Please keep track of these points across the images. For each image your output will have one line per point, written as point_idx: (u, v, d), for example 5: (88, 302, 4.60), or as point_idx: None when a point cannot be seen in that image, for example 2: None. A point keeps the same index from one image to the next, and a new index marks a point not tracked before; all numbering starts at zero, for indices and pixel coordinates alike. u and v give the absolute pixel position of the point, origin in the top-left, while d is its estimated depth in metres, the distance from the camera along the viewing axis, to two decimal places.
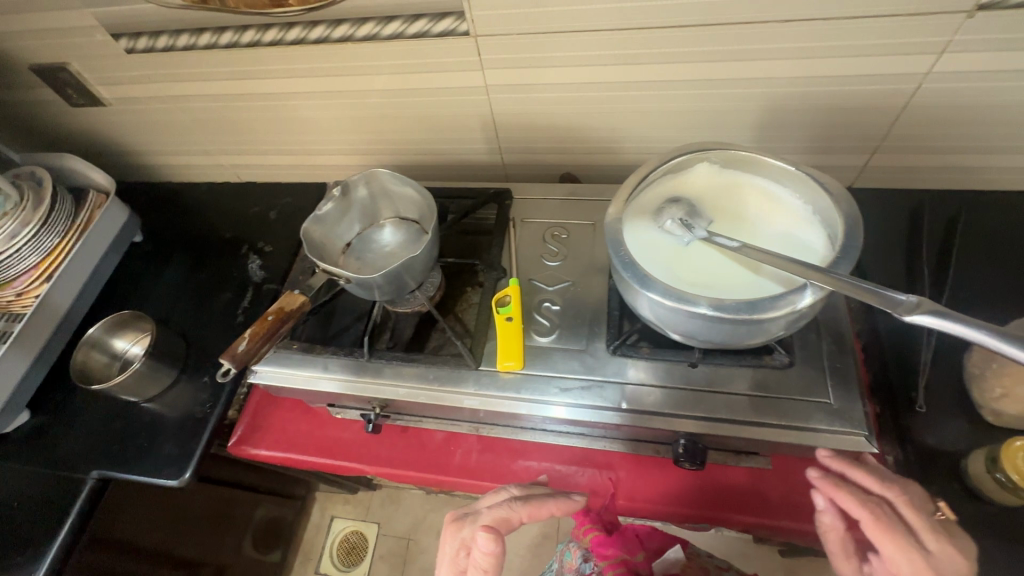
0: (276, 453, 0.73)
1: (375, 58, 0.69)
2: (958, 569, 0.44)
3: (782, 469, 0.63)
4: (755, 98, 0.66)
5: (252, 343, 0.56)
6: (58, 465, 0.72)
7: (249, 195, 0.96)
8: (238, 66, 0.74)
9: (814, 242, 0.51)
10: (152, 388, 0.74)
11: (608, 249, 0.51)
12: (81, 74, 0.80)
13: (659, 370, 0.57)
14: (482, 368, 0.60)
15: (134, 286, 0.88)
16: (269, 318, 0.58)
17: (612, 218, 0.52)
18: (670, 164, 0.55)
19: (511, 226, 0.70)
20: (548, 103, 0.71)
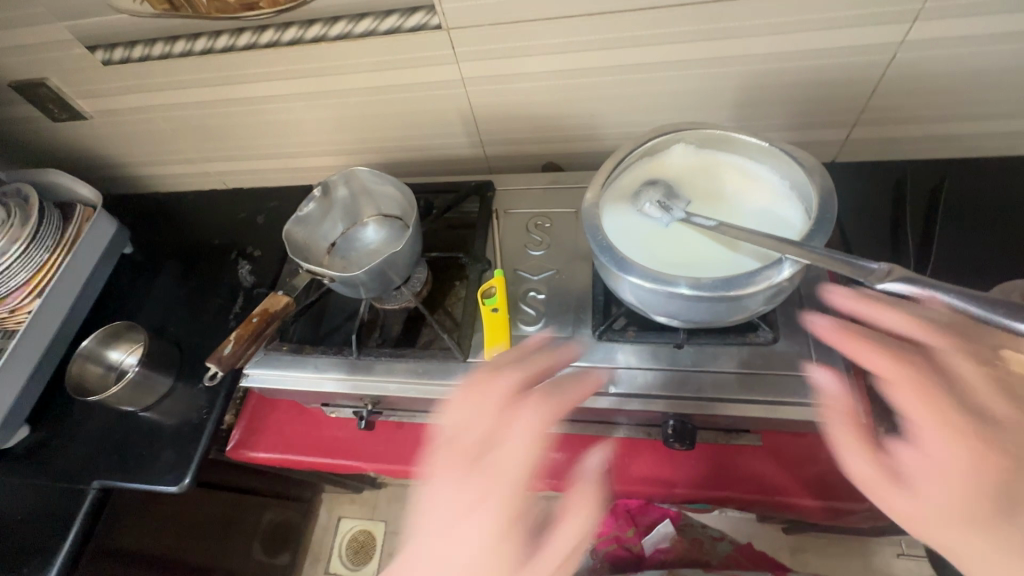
0: (274, 455, 0.74)
1: (351, 57, 0.69)
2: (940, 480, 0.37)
3: (774, 445, 0.63)
4: (732, 78, 0.66)
5: (237, 346, 0.57)
6: (60, 477, 0.73)
7: (236, 202, 0.96)
8: (214, 72, 0.74)
9: (791, 218, 0.51)
10: (147, 397, 0.75)
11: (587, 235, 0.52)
12: (61, 89, 0.80)
13: (645, 353, 0.57)
14: (470, 360, 0.60)
15: (126, 298, 0.89)
16: (254, 320, 0.58)
17: (590, 204, 0.52)
18: (646, 147, 0.55)
19: (494, 218, 0.69)
20: (526, 93, 0.71)
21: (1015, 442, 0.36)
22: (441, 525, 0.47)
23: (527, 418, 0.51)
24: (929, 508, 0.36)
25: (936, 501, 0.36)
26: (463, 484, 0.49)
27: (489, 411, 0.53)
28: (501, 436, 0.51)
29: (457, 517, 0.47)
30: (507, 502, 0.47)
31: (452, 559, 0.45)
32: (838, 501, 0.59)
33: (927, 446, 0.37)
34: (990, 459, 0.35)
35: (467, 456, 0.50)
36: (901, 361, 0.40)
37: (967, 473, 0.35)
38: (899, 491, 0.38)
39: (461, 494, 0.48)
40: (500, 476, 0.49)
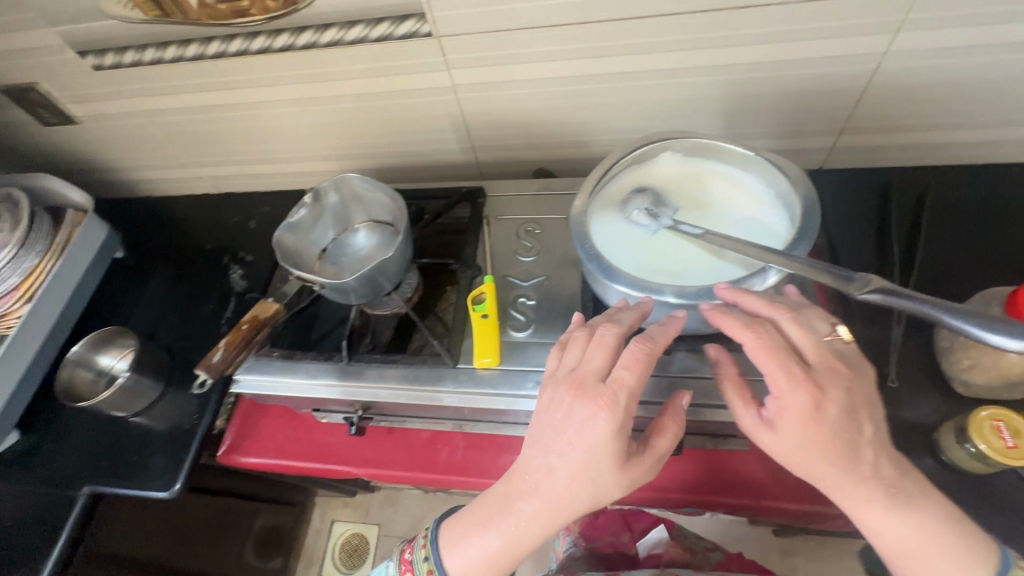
0: (265, 460, 0.74)
1: (343, 63, 0.69)
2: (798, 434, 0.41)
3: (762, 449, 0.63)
4: (720, 86, 0.67)
5: (228, 352, 0.57)
6: (49, 483, 0.73)
7: (228, 206, 0.96)
8: (206, 78, 0.74)
9: (776, 226, 0.51)
10: (138, 402, 0.75)
11: (575, 243, 0.52)
12: (51, 93, 0.80)
13: None
14: (460, 366, 0.60)
15: (118, 303, 0.89)
16: (245, 327, 0.58)
17: (578, 213, 0.53)
18: (634, 155, 0.56)
19: (485, 224, 0.70)
20: (517, 100, 0.71)
21: (862, 430, 0.42)
22: (554, 438, 0.44)
23: (635, 351, 0.44)
24: (791, 447, 0.42)
25: (796, 441, 0.41)
26: (582, 413, 0.44)
27: (595, 347, 0.46)
28: (621, 365, 0.44)
29: (565, 429, 0.44)
30: (627, 422, 0.43)
31: (557, 468, 0.44)
32: (825, 505, 0.59)
33: (790, 402, 0.41)
34: (829, 394, 0.41)
35: (585, 385, 0.45)
36: (807, 339, 0.43)
37: (817, 411, 0.40)
38: (766, 435, 0.43)
39: (588, 416, 0.43)
40: (617, 401, 0.43)
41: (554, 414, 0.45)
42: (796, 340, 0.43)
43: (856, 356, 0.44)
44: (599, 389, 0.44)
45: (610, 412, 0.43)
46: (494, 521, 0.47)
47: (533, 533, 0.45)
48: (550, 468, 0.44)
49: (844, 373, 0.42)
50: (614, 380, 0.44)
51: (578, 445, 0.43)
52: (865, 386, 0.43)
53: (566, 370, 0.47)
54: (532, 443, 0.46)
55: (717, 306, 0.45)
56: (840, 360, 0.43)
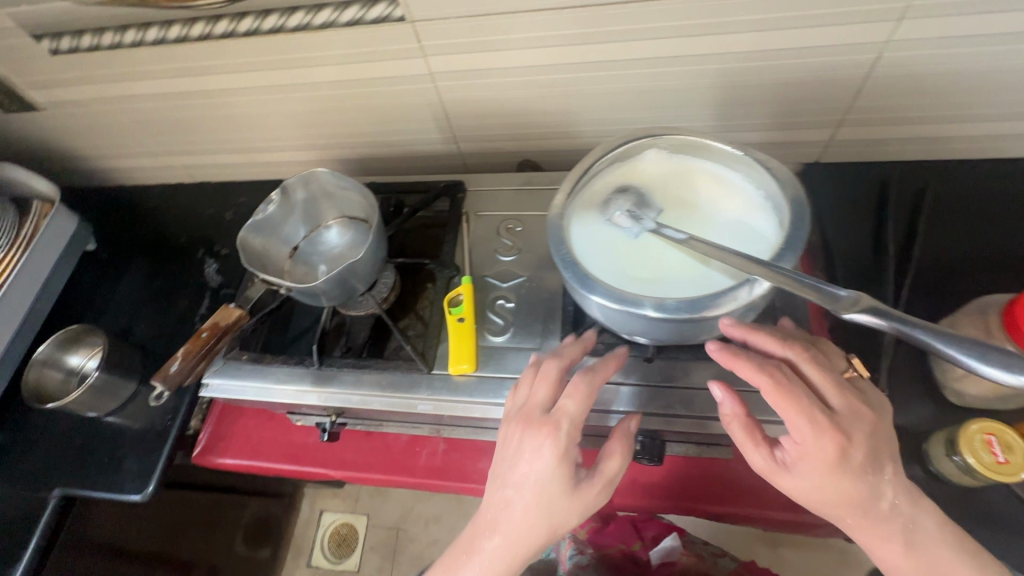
0: (241, 461, 0.72)
1: (313, 49, 0.66)
2: (821, 478, 0.41)
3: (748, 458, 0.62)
4: (711, 76, 0.63)
5: (184, 361, 0.54)
6: (20, 484, 0.71)
7: (203, 196, 0.93)
8: (170, 64, 0.70)
9: (763, 229, 0.48)
10: (110, 403, 0.73)
11: (551, 247, 0.49)
12: (9, 78, 0.75)
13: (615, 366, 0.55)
14: (435, 372, 0.58)
15: (90, 299, 0.86)
16: (202, 334, 0.56)
17: (555, 215, 0.50)
18: (617, 152, 0.53)
19: (464, 221, 0.66)
20: (499, 89, 0.68)
21: (883, 472, 0.42)
22: (510, 472, 0.43)
23: (580, 381, 0.44)
24: (813, 488, 0.42)
25: (820, 483, 0.41)
26: (529, 444, 0.43)
27: (539, 381, 0.46)
28: (564, 395, 0.44)
29: (517, 463, 0.43)
30: (570, 448, 0.42)
31: (513, 503, 0.43)
32: (809, 515, 0.58)
33: (813, 448, 0.40)
34: (851, 436, 0.41)
35: (531, 417, 0.44)
36: (827, 382, 0.43)
37: (840, 455, 0.40)
38: (786, 477, 0.43)
39: (534, 448, 0.42)
40: (563, 430, 0.42)
41: (507, 450, 0.44)
42: (816, 382, 0.43)
43: (870, 391, 0.45)
44: (544, 418, 0.43)
45: (557, 440, 0.42)
46: (461, 566, 0.45)
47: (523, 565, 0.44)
48: (507, 499, 0.43)
49: (865, 415, 0.42)
50: (558, 407, 0.43)
51: (529, 478, 0.42)
52: (884, 426, 0.43)
53: (516, 407, 0.47)
54: (491, 481, 0.45)
55: (730, 347, 0.43)
56: (860, 401, 0.43)
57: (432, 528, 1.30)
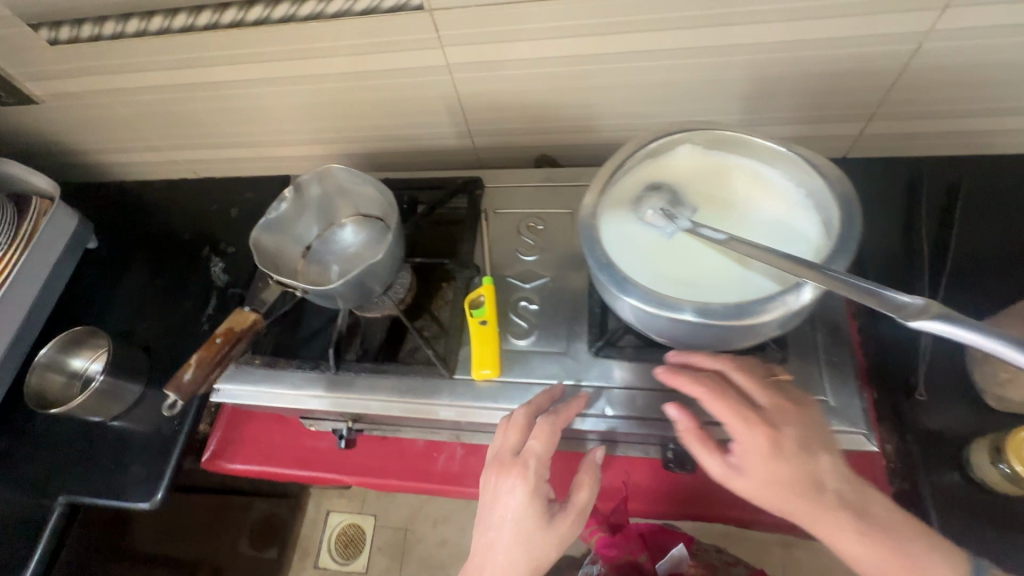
0: (252, 467, 0.71)
1: (325, 39, 0.63)
2: (764, 474, 0.42)
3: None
4: (741, 67, 0.60)
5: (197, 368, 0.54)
6: (23, 491, 0.69)
7: (207, 192, 0.90)
8: (175, 55, 0.67)
9: (804, 229, 0.46)
10: (115, 406, 0.70)
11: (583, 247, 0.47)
12: (6, 69, 0.72)
13: (645, 371, 0.53)
14: (457, 377, 0.56)
15: (91, 298, 0.83)
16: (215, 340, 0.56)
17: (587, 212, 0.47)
18: (650, 147, 0.50)
19: (483, 219, 0.64)
20: (518, 81, 0.65)
21: (825, 465, 0.42)
22: (489, 513, 0.46)
23: (543, 423, 0.47)
24: (761, 486, 0.42)
25: (766, 478, 0.42)
26: (502, 486, 0.46)
27: (508, 429, 0.48)
28: (530, 437, 0.47)
29: (495, 504, 0.46)
30: (539, 485, 0.46)
31: (496, 544, 0.45)
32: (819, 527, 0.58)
33: (748, 443, 0.42)
34: (784, 429, 0.43)
35: (501, 461, 0.47)
36: (754, 384, 0.45)
37: (773, 446, 0.42)
38: (737, 477, 0.43)
39: (506, 489, 0.46)
40: (531, 469, 0.46)
41: (485, 495, 0.47)
42: (745, 386, 0.45)
43: (801, 390, 0.47)
44: (511, 460, 0.46)
45: (525, 479, 0.45)
46: None
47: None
48: (490, 540, 0.45)
49: (793, 410, 0.44)
50: (522, 449, 0.47)
51: (507, 518, 0.45)
52: (817, 421, 0.44)
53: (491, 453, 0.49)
54: (474, 527, 0.47)
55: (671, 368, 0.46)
56: (788, 397, 0.45)
57: (440, 529, 1.28)
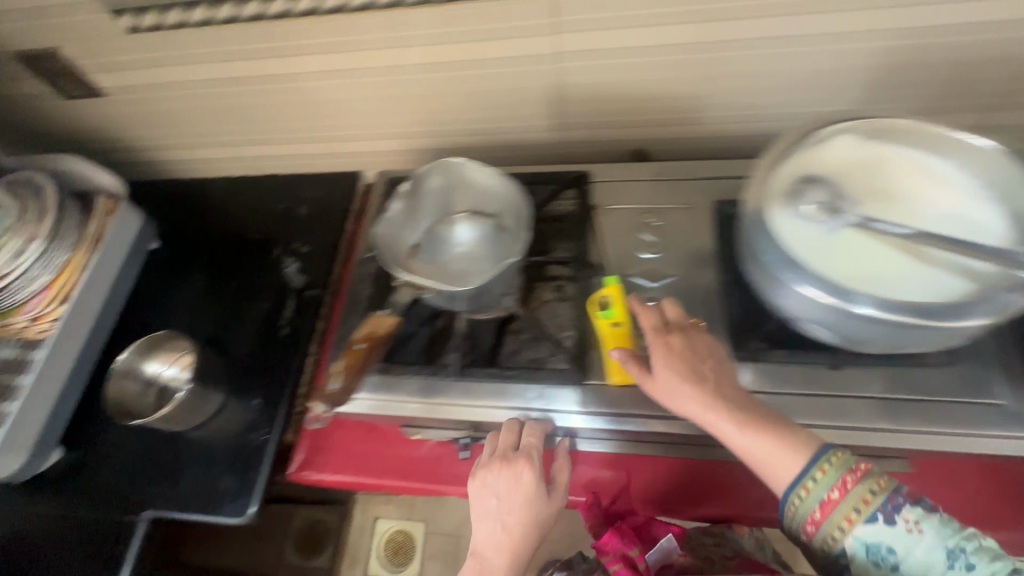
0: (344, 477, 0.67)
1: (429, 25, 0.60)
2: (665, 366, 0.47)
3: (918, 484, 0.55)
4: (871, 55, 0.58)
5: (346, 377, 0.54)
6: (103, 506, 0.66)
7: (270, 189, 0.86)
8: (262, 44, 0.64)
9: (991, 227, 0.44)
10: (198, 415, 0.67)
11: (756, 249, 0.45)
12: (75, 61, 0.68)
13: (796, 373, 0.51)
14: (591, 382, 0.54)
15: (156, 302, 0.79)
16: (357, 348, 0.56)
17: (760, 211, 0.45)
18: (817, 136, 0.48)
19: (594, 215, 0.61)
20: (627, 70, 0.62)
21: (721, 371, 0.47)
22: (498, 500, 0.50)
23: (537, 422, 0.53)
24: (664, 382, 0.47)
25: (666, 376, 0.47)
26: (513, 476, 0.50)
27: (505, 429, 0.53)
28: (527, 433, 0.52)
29: (504, 493, 0.50)
30: (541, 476, 0.50)
31: (501, 527, 0.48)
32: None
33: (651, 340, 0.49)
34: (683, 341, 0.48)
35: (506, 457, 0.51)
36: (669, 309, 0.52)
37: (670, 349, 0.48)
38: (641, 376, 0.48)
39: (521, 484, 0.50)
40: (533, 458, 0.50)
41: (485, 486, 0.50)
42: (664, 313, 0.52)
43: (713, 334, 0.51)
44: (514, 455, 0.51)
45: (534, 470, 0.50)
46: None
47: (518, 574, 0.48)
48: (498, 527, 0.49)
49: (695, 328, 0.50)
50: (526, 442, 0.51)
51: (512, 503, 0.49)
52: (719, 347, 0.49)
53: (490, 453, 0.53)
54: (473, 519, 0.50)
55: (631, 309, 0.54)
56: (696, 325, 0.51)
57: None
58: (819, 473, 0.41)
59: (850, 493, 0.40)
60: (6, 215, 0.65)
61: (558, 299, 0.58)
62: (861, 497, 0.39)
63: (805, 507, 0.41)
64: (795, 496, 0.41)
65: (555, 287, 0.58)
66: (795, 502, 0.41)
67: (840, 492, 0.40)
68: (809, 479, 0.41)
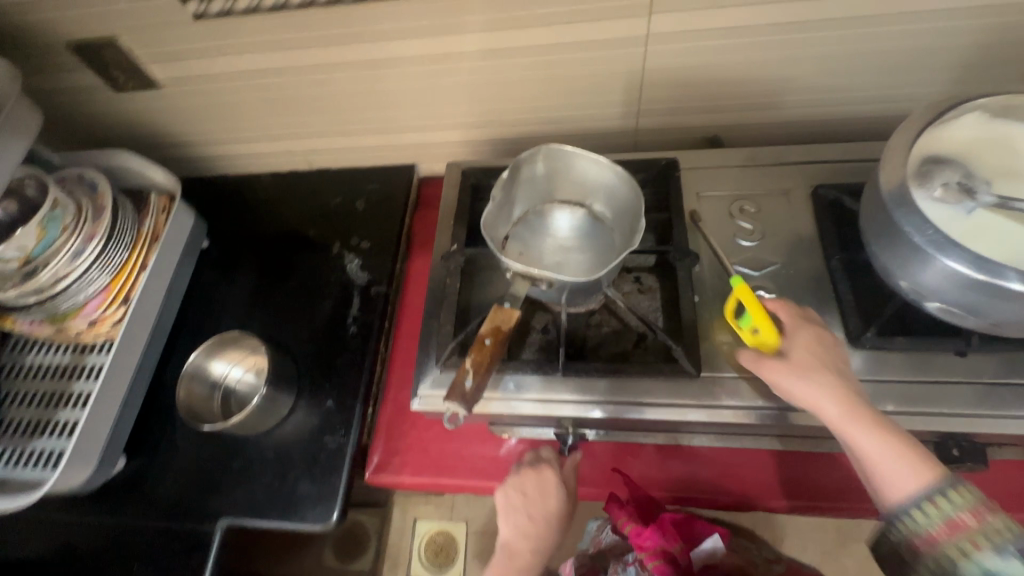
0: (423, 479, 0.64)
1: (517, 6, 0.57)
2: (806, 358, 0.45)
3: (997, 474, 0.54)
4: (976, 34, 0.56)
5: (478, 377, 0.47)
6: (174, 515, 0.63)
7: (323, 185, 0.83)
8: (334, 29, 0.61)
9: None
10: (272, 419, 0.64)
11: (902, 228, 0.43)
12: (131, 51, 0.65)
13: (921, 362, 0.48)
14: (704, 375, 0.52)
15: (211, 302, 0.76)
16: (487, 342, 0.48)
17: (902, 189, 0.43)
18: (949, 114, 0.46)
19: (688, 203, 0.60)
20: (717, 54, 0.60)
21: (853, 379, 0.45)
22: (522, 497, 0.56)
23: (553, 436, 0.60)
24: (802, 373, 0.45)
25: (806, 367, 0.45)
26: (539, 479, 0.56)
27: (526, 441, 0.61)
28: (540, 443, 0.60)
29: (529, 492, 0.56)
30: (563, 479, 0.57)
31: (516, 524, 0.55)
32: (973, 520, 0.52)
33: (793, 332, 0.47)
34: (827, 343, 0.47)
35: (526, 464, 0.58)
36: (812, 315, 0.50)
37: (810, 344, 0.46)
38: (772, 363, 0.46)
39: (545, 485, 0.56)
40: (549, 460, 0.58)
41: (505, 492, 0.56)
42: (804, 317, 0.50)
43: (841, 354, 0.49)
44: (536, 462, 0.58)
45: (555, 473, 0.57)
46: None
47: (543, 562, 0.54)
48: (515, 524, 0.55)
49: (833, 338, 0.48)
50: (544, 454, 0.59)
51: (531, 503, 0.55)
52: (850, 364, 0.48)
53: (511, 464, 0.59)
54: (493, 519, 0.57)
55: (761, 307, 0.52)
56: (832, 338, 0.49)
57: None
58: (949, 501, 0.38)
59: (985, 521, 0.36)
60: (64, 212, 0.61)
61: (637, 290, 0.59)
62: (996, 530, 0.36)
63: (924, 523, 0.38)
64: (917, 508, 0.39)
65: (633, 280, 0.59)
66: (916, 515, 0.39)
67: (973, 517, 0.37)
68: (939, 495, 0.38)
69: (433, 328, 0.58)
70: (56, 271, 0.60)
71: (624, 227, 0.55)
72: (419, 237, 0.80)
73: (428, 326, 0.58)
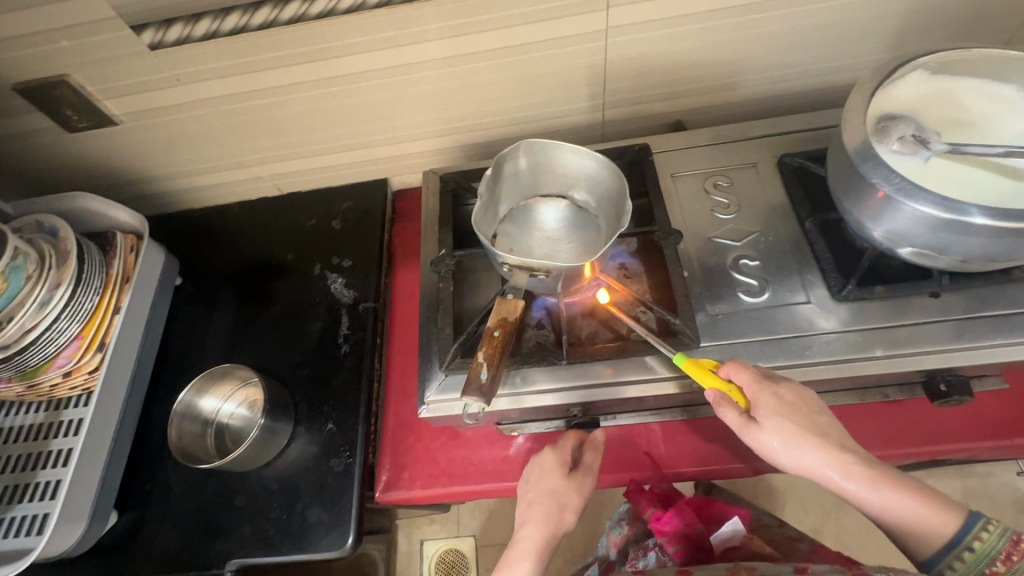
0: (435, 490, 0.63)
1: (479, 10, 0.58)
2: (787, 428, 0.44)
3: (978, 404, 0.57)
4: (907, 2, 0.60)
5: (492, 367, 0.47)
6: (178, 564, 0.60)
7: (296, 208, 0.82)
8: (297, 48, 0.60)
9: None
10: (273, 448, 0.62)
11: (871, 181, 0.45)
12: (83, 87, 0.62)
13: (898, 307, 0.51)
14: (706, 345, 0.53)
15: (191, 340, 0.74)
16: (496, 333, 0.48)
17: (865, 145, 0.46)
18: (892, 75, 0.49)
19: (665, 185, 0.62)
20: (674, 41, 0.63)
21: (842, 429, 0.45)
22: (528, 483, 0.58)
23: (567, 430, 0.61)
24: (784, 438, 0.44)
25: (793, 439, 0.43)
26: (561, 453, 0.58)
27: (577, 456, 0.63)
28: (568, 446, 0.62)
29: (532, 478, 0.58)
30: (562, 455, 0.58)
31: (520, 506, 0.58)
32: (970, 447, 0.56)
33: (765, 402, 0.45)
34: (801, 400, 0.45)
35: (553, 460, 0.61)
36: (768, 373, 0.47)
37: (781, 403, 0.45)
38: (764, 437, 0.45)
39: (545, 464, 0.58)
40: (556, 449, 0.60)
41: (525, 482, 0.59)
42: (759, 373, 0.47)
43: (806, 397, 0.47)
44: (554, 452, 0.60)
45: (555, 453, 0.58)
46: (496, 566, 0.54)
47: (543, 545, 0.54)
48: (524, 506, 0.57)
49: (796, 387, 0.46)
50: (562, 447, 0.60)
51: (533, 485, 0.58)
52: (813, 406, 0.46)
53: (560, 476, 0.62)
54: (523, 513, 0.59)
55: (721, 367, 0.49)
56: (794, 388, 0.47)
57: None
58: (977, 542, 0.39)
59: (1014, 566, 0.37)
60: (27, 260, 0.57)
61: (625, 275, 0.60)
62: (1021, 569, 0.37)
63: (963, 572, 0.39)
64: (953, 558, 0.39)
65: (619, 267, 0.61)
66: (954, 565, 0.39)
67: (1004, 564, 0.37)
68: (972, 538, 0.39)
69: (432, 332, 0.58)
70: (22, 324, 0.56)
71: (610, 215, 0.57)
72: (400, 249, 0.80)
73: (426, 332, 0.58)
